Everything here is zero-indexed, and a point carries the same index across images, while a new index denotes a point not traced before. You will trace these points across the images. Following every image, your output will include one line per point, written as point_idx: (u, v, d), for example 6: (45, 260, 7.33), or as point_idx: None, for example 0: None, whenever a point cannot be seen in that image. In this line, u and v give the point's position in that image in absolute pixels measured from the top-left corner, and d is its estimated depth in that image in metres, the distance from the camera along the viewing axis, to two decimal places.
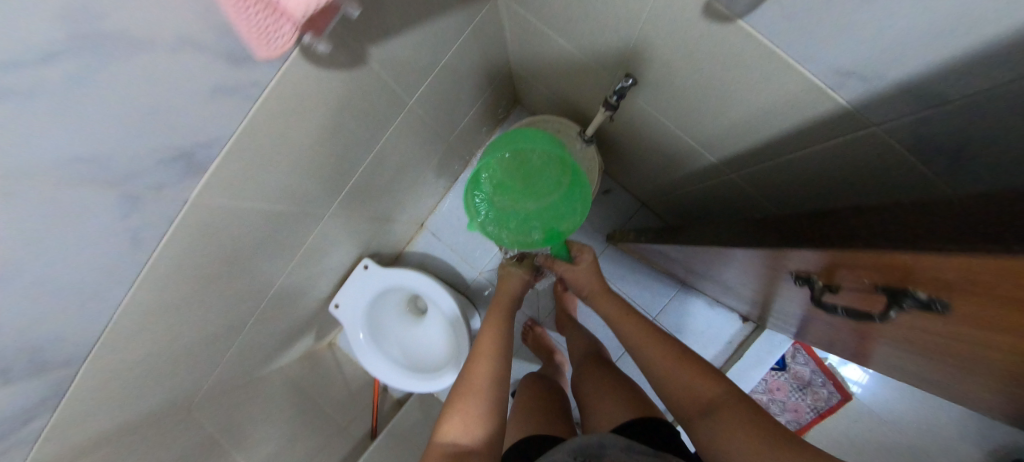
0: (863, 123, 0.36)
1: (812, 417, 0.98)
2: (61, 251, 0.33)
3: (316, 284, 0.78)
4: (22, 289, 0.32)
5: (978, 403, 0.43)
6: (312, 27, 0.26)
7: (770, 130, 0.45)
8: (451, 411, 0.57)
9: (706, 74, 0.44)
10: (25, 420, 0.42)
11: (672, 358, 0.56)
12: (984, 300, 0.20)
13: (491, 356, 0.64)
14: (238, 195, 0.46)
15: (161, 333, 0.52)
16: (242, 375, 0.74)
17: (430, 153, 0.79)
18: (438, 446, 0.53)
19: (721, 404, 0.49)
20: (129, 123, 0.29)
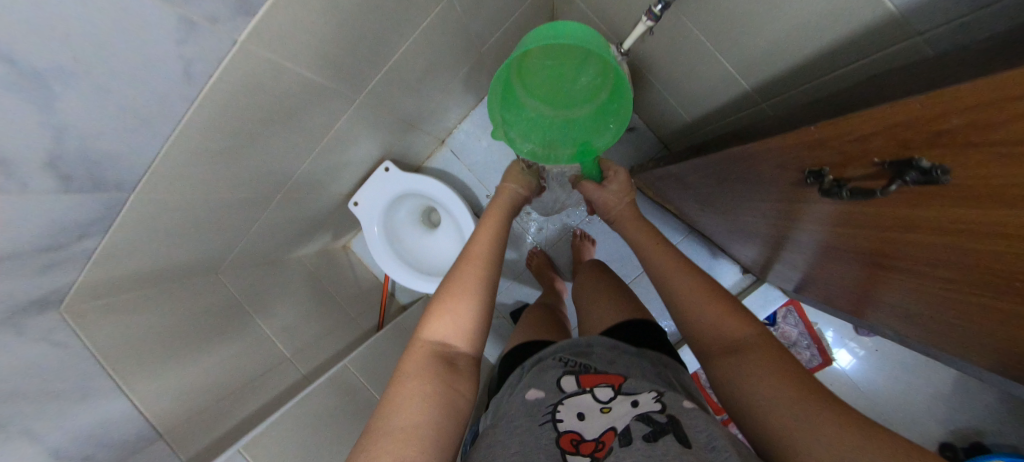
0: (909, 36, 0.35)
1: None
2: (129, 65, 0.35)
3: (340, 179, 0.83)
4: (80, 94, 0.34)
5: (968, 344, 0.45)
6: None
7: (814, 47, 0.44)
8: (438, 312, 0.53)
9: None
10: (79, 236, 0.46)
11: (698, 295, 0.51)
12: (990, 152, 0.22)
13: (484, 261, 0.59)
14: (281, 51, 0.47)
15: (199, 186, 0.55)
16: (266, 251, 0.81)
17: (460, 61, 0.79)
18: (424, 343, 0.50)
19: (747, 345, 0.44)
20: None
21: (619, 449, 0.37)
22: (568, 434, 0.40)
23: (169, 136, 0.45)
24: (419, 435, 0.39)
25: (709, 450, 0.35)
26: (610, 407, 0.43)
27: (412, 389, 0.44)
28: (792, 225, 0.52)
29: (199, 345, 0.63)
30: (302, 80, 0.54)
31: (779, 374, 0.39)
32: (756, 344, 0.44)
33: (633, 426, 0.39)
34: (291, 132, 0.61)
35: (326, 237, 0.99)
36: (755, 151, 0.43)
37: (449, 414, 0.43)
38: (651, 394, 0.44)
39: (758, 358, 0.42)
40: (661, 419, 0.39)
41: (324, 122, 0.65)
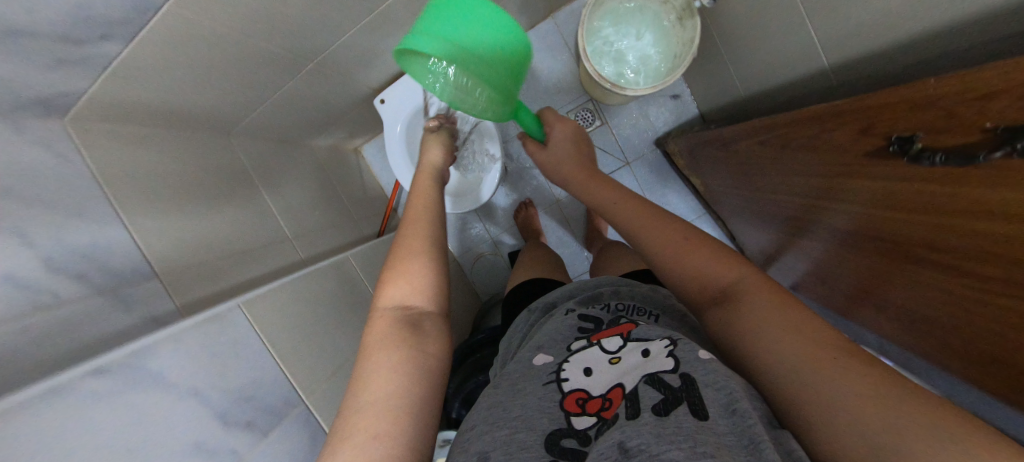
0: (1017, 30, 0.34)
1: None
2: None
3: (370, 68, 0.80)
4: None
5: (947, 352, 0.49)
6: None
7: None
8: (392, 277, 0.50)
9: None
10: (101, 34, 0.40)
11: (678, 242, 0.47)
12: None
13: (428, 225, 0.58)
14: None
15: (236, 21, 0.50)
16: (283, 126, 0.77)
17: None
18: (383, 313, 0.47)
19: (741, 292, 0.40)
20: None
21: (625, 422, 0.32)
22: (574, 393, 0.39)
23: None
24: (393, 404, 0.37)
25: (727, 415, 0.29)
26: (619, 359, 0.41)
27: (374, 364, 0.40)
28: (827, 201, 0.52)
29: (206, 201, 0.60)
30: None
31: (790, 330, 0.34)
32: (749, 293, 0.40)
33: (642, 393, 0.34)
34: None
35: (342, 134, 0.95)
36: (842, 112, 0.43)
37: (426, 377, 0.41)
38: (664, 343, 0.40)
39: (762, 304, 0.37)
40: (674, 383, 0.34)
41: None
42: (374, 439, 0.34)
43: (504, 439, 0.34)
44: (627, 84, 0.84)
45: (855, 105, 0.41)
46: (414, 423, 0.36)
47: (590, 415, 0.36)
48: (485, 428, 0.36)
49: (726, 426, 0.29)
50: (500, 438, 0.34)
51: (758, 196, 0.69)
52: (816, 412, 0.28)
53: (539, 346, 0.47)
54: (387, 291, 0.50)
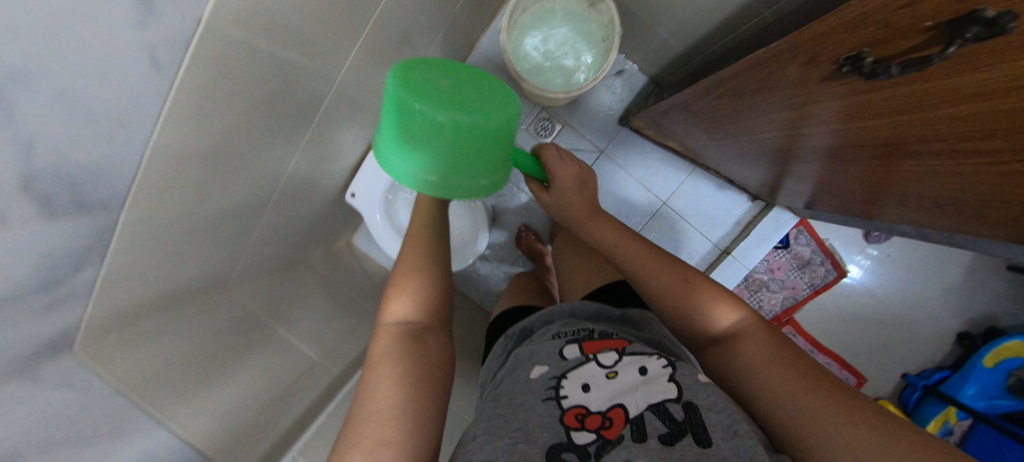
0: None
1: (808, 294, 1.13)
2: (87, 41, 0.31)
3: (328, 173, 0.81)
4: (36, 105, 0.30)
5: (977, 220, 0.48)
6: None
7: None
8: (394, 294, 0.57)
9: None
10: (77, 266, 0.42)
11: (679, 287, 0.55)
12: None
13: (423, 243, 0.62)
14: (251, 26, 0.44)
15: (189, 194, 0.51)
16: (272, 258, 0.79)
17: (435, 23, 0.78)
18: (387, 328, 0.54)
19: (743, 333, 0.49)
20: None
21: (631, 443, 0.38)
22: (573, 409, 0.44)
23: (151, 137, 0.41)
24: (393, 418, 0.43)
25: (729, 438, 0.37)
26: (616, 373, 0.47)
27: (381, 375, 0.47)
28: (801, 129, 0.51)
29: (230, 362, 0.61)
30: (265, 62, 0.49)
31: (788, 368, 0.43)
32: (747, 336, 0.48)
33: (648, 420, 0.40)
34: (265, 121, 0.57)
35: (327, 238, 0.97)
36: (779, 52, 0.43)
37: (427, 389, 0.47)
38: (661, 364, 0.47)
39: (757, 349, 0.46)
40: (678, 416, 0.40)
41: (292, 105, 0.60)
42: (379, 444, 0.40)
43: (505, 447, 0.39)
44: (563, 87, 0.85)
45: (789, 41, 0.41)
46: (414, 431, 0.43)
47: (590, 431, 0.41)
48: (487, 439, 0.41)
49: (729, 448, 0.36)
50: (502, 446, 0.39)
51: (737, 141, 0.68)
52: (807, 444, 0.36)
53: (535, 358, 0.53)
54: (390, 308, 0.56)
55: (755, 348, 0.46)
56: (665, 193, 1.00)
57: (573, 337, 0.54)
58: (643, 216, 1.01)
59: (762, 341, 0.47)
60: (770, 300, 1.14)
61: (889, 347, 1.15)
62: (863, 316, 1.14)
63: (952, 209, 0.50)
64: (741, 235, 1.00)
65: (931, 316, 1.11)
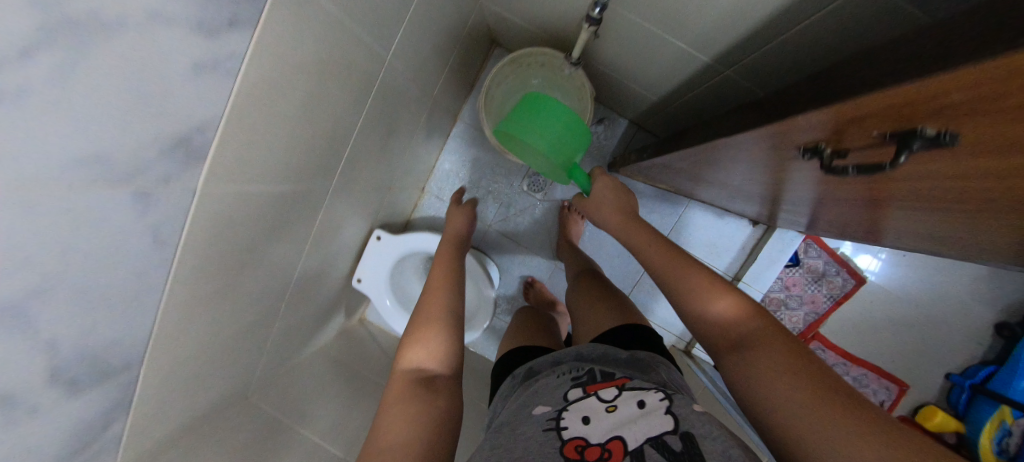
0: None
1: (830, 305, 1.12)
2: (94, 240, 0.33)
3: (335, 262, 0.84)
4: (55, 309, 0.33)
5: (983, 246, 0.47)
6: None
7: (752, 16, 0.47)
8: (411, 342, 0.59)
9: None
10: (103, 425, 0.44)
11: (703, 284, 0.53)
12: (1002, 119, 0.20)
13: (444, 294, 0.67)
14: (243, 176, 0.47)
15: (202, 329, 0.54)
16: (288, 357, 0.81)
17: (417, 109, 0.83)
18: (403, 373, 0.55)
19: (759, 339, 0.46)
20: (105, 109, 0.29)
21: None
22: (573, 440, 0.43)
23: (162, 296, 0.44)
24: (397, 448, 0.42)
25: None
26: (615, 406, 0.46)
27: (394, 412, 0.47)
28: (784, 183, 0.51)
29: None
30: (262, 196, 0.52)
31: (803, 376, 0.41)
32: (761, 342, 0.46)
33: (647, 451, 0.39)
34: (270, 241, 0.60)
35: (340, 318, 0.99)
36: (737, 136, 0.45)
37: (437, 428, 0.46)
38: (659, 396, 0.47)
39: (773, 355, 0.44)
40: (676, 447, 0.39)
41: (293, 220, 0.63)
42: None
43: None
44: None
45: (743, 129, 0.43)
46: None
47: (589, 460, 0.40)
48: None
49: None
50: None
51: (725, 187, 0.68)
52: None
53: (539, 399, 0.52)
54: (408, 355, 0.58)
55: (769, 355, 0.44)
56: (666, 228, 1.00)
57: (578, 381, 0.53)
58: None
59: (777, 347, 0.45)
60: (791, 318, 1.13)
61: (925, 347, 1.11)
62: (889, 318, 1.11)
63: (956, 240, 0.49)
64: (749, 259, 1.00)
65: (964, 308, 1.07)
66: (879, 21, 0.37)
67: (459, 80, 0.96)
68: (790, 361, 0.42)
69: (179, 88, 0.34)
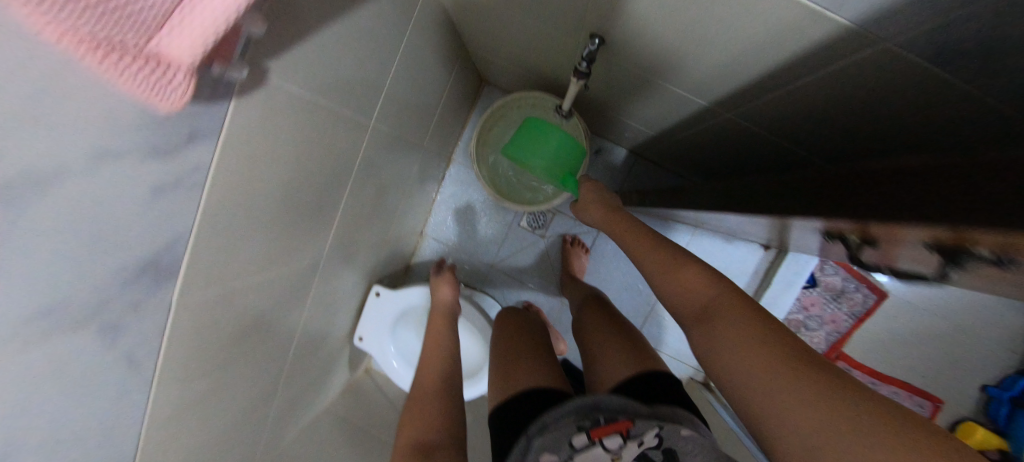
0: (870, 39, 0.32)
1: (852, 323, 1.07)
2: (62, 388, 0.31)
3: (335, 323, 0.82)
4: None
5: None
6: (216, 56, 0.25)
7: (755, 66, 0.44)
8: (406, 419, 0.55)
9: (663, 20, 0.44)
10: None
11: (668, 263, 0.50)
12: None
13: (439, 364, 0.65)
14: (224, 276, 0.44)
15: (194, 431, 0.51)
16: (291, 428, 0.77)
17: (408, 160, 0.81)
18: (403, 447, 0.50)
19: (720, 307, 0.42)
20: (67, 262, 0.26)
21: None
22: None
23: (143, 417, 0.41)
24: None
25: None
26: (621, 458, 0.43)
27: None
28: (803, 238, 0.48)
29: None
30: (249, 287, 0.50)
31: (750, 336, 0.37)
32: (705, 311, 0.43)
33: None
34: (263, 325, 0.57)
35: (345, 375, 0.96)
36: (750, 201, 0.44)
37: None
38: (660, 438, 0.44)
39: (738, 325, 0.39)
40: None
41: (286, 297, 0.60)
42: None
43: None
44: (536, 203, 0.89)
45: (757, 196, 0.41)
46: None
47: None
48: None
49: None
50: None
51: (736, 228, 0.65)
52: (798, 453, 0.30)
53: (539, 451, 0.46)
54: (405, 429, 0.53)
55: (713, 323, 0.41)
56: None
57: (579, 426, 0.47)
58: None
59: (720, 311, 0.41)
60: (813, 339, 1.09)
61: (958, 362, 1.05)
62: (916, 332, 1.06)
63: None
64: (763, 284, 0.96)
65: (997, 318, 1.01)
66: (900, 79, 0.35)
67: (451, 121, 0.94)
68: (734, 322, 0.39)
69: (136, 219, 0.30)
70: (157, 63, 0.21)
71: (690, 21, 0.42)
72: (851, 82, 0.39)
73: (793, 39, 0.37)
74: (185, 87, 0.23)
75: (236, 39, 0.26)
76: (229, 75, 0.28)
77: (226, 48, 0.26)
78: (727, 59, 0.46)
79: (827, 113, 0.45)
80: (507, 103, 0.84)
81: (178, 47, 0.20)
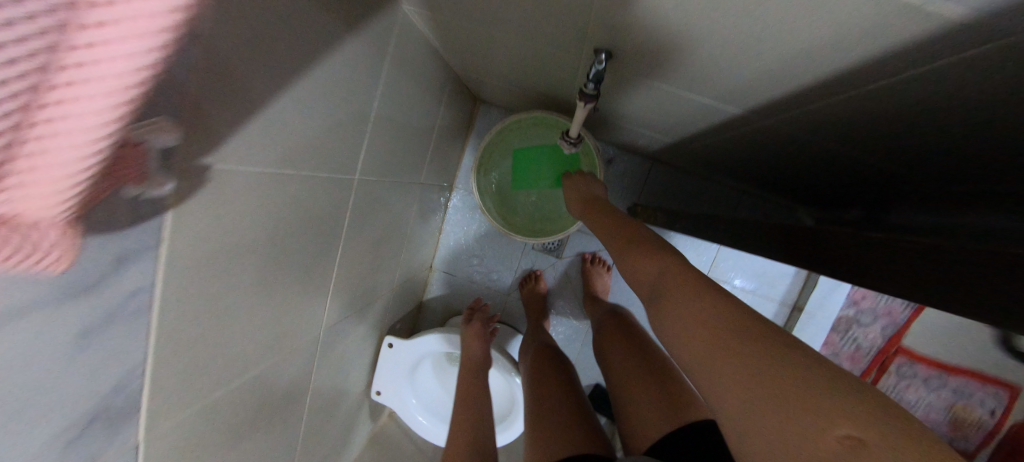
0: (964, 35, 0.26)
1: (910, 313, 0.97)
2: None
3: (351, 384, 0.76)
4: None
5: None
6: (122, 180, 0.20)
7: (800, 70, 0.37)
8: None
9: (682, 31, 0.36)
10: None
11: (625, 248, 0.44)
12: None
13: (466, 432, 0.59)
14: (210, 388, 0.38)
15: None
16: None
17: (406, 201, 0.75)
18: None
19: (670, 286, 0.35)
20: None
21: None
22: None
23: None
24: None
25: None
26: None
27: None
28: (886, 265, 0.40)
29: None
30: (251, 383, 0.44)
31: (700, 321, 0.30)
32: (657, 294, 0.36)
33: None
34: (276, 412, 0.52)
35: (369, 432, 0.90)
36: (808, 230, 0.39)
37: None
38: None
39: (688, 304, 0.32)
40: None
41: (298, 376, 0.55)
42: None
43: None
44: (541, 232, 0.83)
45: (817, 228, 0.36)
46: None
47: None
48: None
49: None
50: None
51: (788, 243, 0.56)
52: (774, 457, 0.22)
53: None
54: None
55: (666, 308, 0.34)
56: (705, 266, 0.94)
57: None
58: None
59: (670, 294, 0.34)
60: (868, 334, 0.99)
61: None
62: None
63: None
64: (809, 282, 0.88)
65: None
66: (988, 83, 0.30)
67: (447, 150, 0.88)
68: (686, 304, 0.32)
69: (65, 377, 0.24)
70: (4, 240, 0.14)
71: (716, 31, 0.34)
72: (941, 88, 0.32)
73: (854, 41, 0.30)
74: (68, 244, 0.17)
75: (145, 158, 0.21)
76: (149, 194, 0.24)
77: (138, 170, 0.21)
78: (763, 67, 0.38)
79: (889, 114, 0.40)
80: (507, 127, 0.78)
81: (37, 205, 0.13)
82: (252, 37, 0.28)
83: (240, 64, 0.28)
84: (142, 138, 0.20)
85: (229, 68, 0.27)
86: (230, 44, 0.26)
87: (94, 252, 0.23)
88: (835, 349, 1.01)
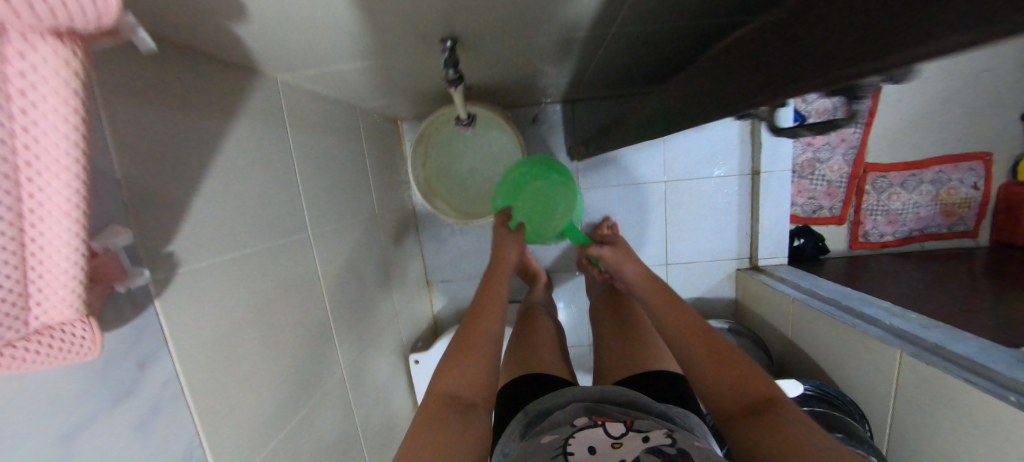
0: None
1: (863, 133, 1.01)
2: None
3: (398, 406, 0.85)
4: None
5: None
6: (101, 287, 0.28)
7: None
8: (444, 369, 0.51)
9: (483, 11, 0.42)
10: None
11: (702, 352, 0.55)
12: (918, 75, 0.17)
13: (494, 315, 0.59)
14: (263, 440, 0.46)
15: None
16: None
17: (371, 235, 0.82)
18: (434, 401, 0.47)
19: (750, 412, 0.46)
20: None
21: None
22: None
23: None
24: None
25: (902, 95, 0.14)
26: (621, 443, 0.43)
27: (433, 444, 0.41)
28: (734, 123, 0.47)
29: None
30: (297, 424, 0.52)
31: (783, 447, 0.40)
32: (743, 419, 0.46)
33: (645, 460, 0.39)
34: (334, 447, 0.60)
35: None
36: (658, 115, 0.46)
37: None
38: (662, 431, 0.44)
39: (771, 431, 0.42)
40: (670, 452, 0.39)
41: (340, 414, 0.62)
42: None
43: None
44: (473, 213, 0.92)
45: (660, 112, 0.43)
46: None
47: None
48: None
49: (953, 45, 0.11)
50: None
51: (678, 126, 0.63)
52: None
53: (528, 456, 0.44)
54: (440, 383, 0.50)
55: (753, 435, 0.43)
56: (660, 174, 1.00)
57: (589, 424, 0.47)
58: (657, 206, 1.02)
59: (762, 426, 0.43)
60: (833, 168, 1.03)
61: (990, 110, 0.97)
62: (931, 108, 0.98)
63: None
64: (756, 147, 0.95)
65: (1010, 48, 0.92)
66: None
67: (389, 177, 0.95)
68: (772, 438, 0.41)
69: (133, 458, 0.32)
70: (46, 332, 0.23)
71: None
72: None
73: None
74: (91, 328, 0.26)
75: (117, 259, 0.29)
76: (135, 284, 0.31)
77: (116, 268, 0.29)
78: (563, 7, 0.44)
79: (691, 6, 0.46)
80: (425, 131, 0.83)
81: (55, 283, 0.22)
82: (157, 169, 0.36)
83: (158, 191, 0.35)
84: (106, 245, 0.28)
85: (151, 195, 0.34)
86: (144, 181, 0.34)
87: (116, 361, 0.31)
88: (808, 193, 1.06)
